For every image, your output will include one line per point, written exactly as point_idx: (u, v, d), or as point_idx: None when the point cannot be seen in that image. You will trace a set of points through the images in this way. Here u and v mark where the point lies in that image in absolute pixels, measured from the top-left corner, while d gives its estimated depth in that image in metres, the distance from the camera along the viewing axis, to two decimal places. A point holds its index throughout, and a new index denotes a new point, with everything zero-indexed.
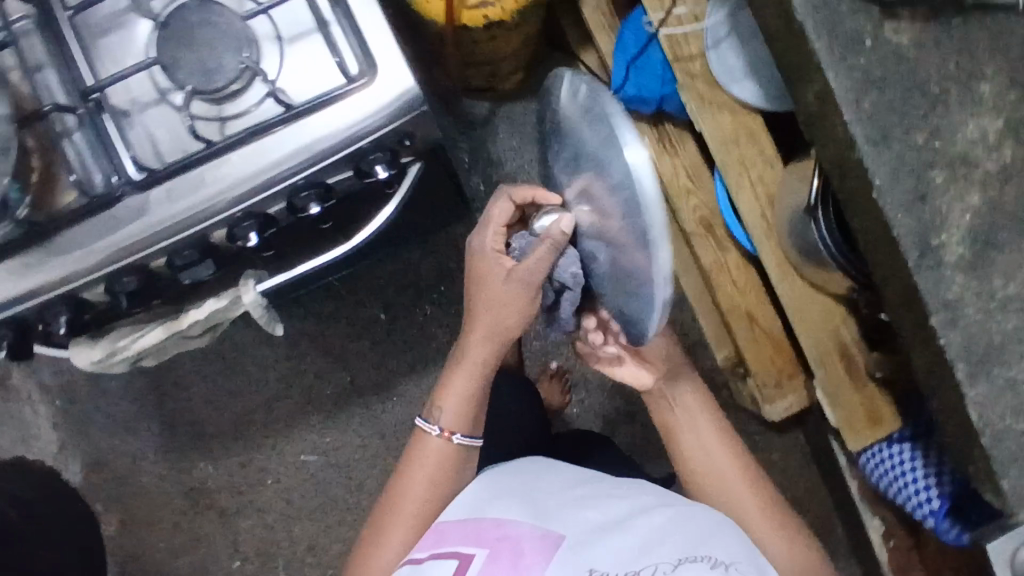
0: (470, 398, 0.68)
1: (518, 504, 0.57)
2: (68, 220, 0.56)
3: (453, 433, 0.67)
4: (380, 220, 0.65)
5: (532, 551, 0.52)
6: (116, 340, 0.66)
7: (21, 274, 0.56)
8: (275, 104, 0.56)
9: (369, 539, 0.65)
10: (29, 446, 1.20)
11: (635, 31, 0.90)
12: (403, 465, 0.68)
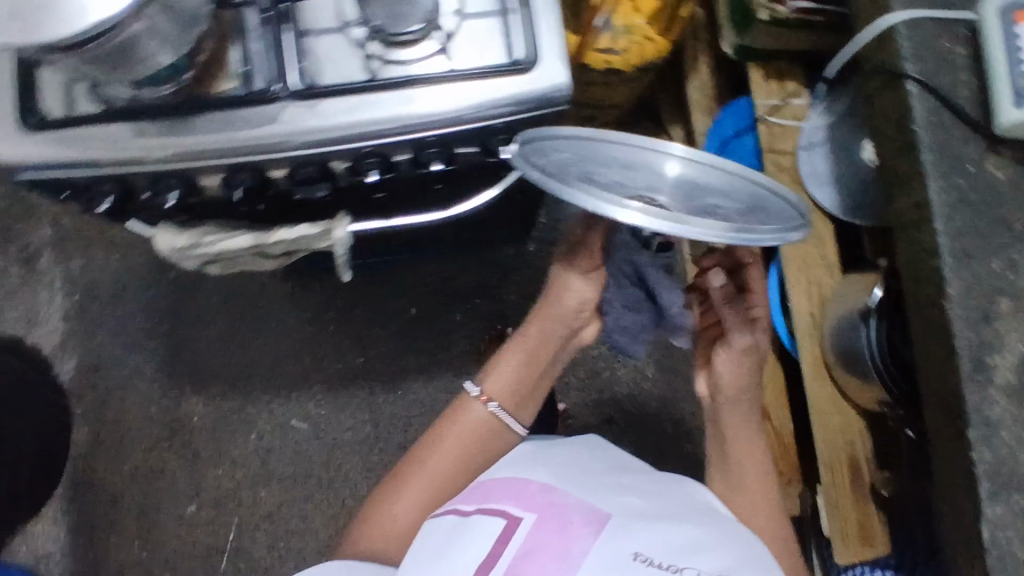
0: (516, 375, 0.79)
1: (568, 478, 0.62)
2: (216, 103, 0.56)
3: (489, 399, 0.78)
4: (480, 201, 0.68)
5: (580, 523, 0.56)
6: (203, 235, 0.66)
7: (145, 137, 0.57)
8: (439, 63, 0.59)
9: (394, 492, 0.75)
10: (32, 330, 1.20)
11: (737, 115, 0.97)
12: (435, 434, 0.78)
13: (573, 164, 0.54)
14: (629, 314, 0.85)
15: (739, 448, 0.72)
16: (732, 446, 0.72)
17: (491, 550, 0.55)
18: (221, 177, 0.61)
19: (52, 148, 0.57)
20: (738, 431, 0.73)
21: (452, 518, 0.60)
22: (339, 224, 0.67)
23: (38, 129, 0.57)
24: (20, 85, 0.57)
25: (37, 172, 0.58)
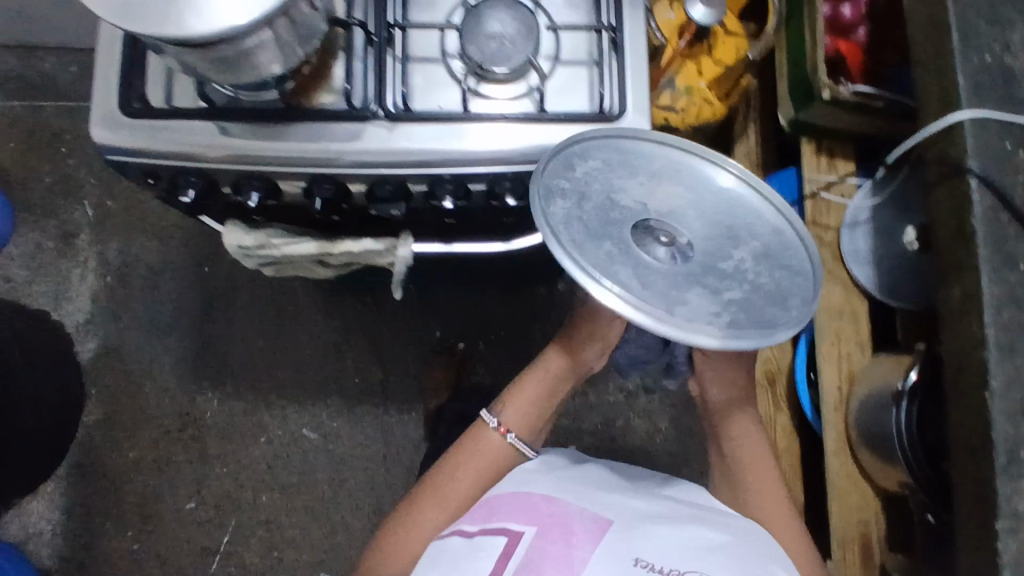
0: (530, 408, 0.81)
1: (566, 491, 0.61)
2: (315, 114, 0.58)
3: (508, 430, 0.78)
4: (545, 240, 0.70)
5: (583, 531, 0.56)
6: (271, 236, 0.68)
7: (238, 138, 0.58)
8: (530, 104, 0.60)
9: (405, 512, 0.73)
10: (58, 306, 1.20)
11: (782, 186, 0.99)
12: (452, 456, 0.77)
13: (590, 188, 0.54)
14: None
15: (755, 462, 0.75)
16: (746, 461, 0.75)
17: (492, 567, 0.54)
18: (303, 185, 0.62)
19: (146, 136, 0.57)
20: (751, 450, 0.76)
21: (458, 540, 0.58)
22: (404, 241, 0.68)
23: (134, 115, 0.57)
24: (125, 71, 0.58)
25: (123, 156, 0.58)
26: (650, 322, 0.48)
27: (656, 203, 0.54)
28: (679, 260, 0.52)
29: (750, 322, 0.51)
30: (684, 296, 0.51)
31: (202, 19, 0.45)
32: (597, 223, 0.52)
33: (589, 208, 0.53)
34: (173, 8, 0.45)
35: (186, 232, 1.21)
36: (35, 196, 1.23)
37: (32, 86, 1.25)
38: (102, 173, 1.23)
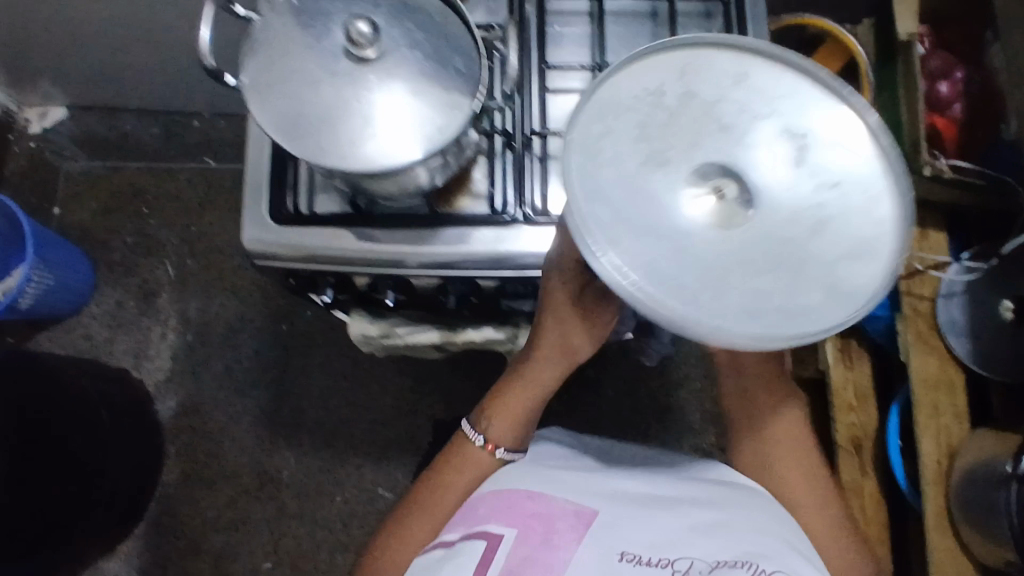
0: (520, 415, 0.66)
1: (550, 482, 0.60)
2: (461, 219, 0.59)
3: (497, 447, 0.66)
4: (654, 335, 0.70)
5: (566, 528, 0.55)
6: (394, 325, 0.69)
7: (381, 241, 0.59)
8: None
9: (389, 532, 0.65)
10: (138, 363, 1.23)
11: None
12: (437, 465, 0.67)
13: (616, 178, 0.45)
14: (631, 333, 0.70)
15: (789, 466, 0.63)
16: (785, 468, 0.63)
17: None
18: (435, 282, 0.62)
19: (294, 239, 0.58)
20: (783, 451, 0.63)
21: (438, 552, 0.57)
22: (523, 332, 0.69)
23: (283, 220, 0.59)
24: (273, 176, 0.60)
25: (269, 259, 0.60)
26: (787, 334, 0.42)
27: (687, 144, 0.46)
28: (748, 216, 0.44)
29: (846, 236, 0.45)
30: (779, 269, 0.44)
31: (384, 152, 0.46)
32: (652, 224, 0.44)
33: (634, 205, 0.44)
34: (353, 141, 0.46)
35: (265, 290, 1.25)
36: (117, 256, 1.26)
37: (118, 149, 1.29)
38: (183, 233, 1.27)
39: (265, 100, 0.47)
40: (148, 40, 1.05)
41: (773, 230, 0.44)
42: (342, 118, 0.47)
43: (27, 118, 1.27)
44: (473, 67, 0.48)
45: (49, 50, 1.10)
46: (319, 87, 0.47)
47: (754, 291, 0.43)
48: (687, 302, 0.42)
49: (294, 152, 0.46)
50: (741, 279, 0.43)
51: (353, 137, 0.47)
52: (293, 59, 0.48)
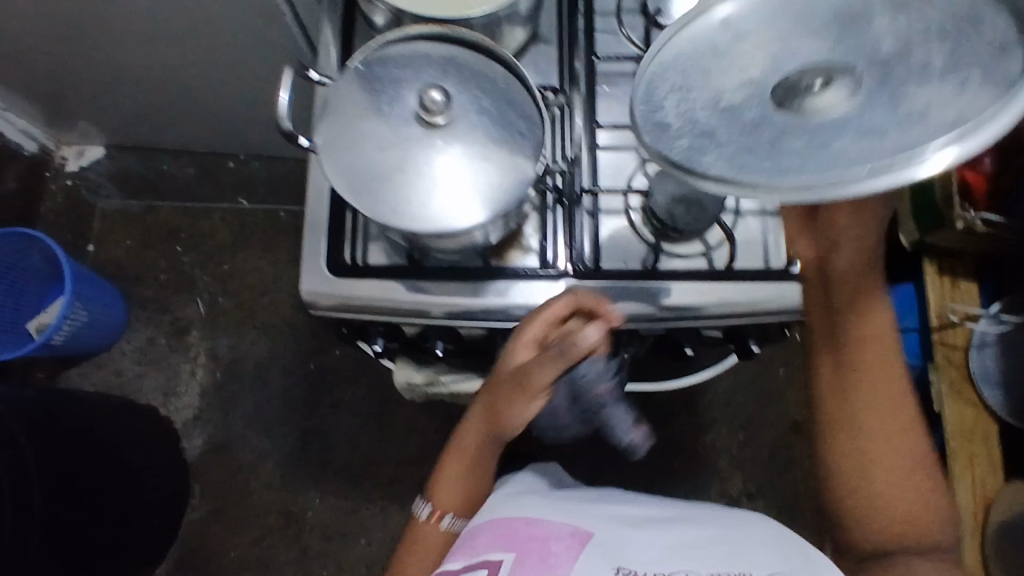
0: (460, 486, 0.65)
1: (544, 507, 0.57)
2: (511, 273, 0.60)
3: (442, 515, 0.65)
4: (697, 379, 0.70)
5: (565, 549, 0.52)
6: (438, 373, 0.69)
7: (435, 294, 0.60)
8: (703, 262, 0.61)
9: None
10: (167, 401, 1.25)
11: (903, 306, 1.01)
12: (403, 548, 0.66)
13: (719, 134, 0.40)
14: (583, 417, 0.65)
15: (886, 399, 0.53)
16: (885, 401, 0.53)
17: None
18: (483, 332, 0.63)
19: (351, 291, 0.60)
20: (884, 378, 0.53)
21: None
22: None
23: (340, 272, 0.60)
24: (330, 228, 0.61)
25: (326, 310, 0.61)
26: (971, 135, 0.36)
27: (762, 60, 0.39)
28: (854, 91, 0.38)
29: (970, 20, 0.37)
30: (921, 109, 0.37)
31: (443, 217, 0.48)
32: (777, 148, 0.39)
33: (755, 142, 0.39)
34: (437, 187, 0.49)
35: (294, 329, 1.27)
36: (149, 293, 1.29)
37: (153, 188, 1.32)
38: (216, 271, 1.30)
39: (335, 160, 0.49)
40: (193, 88, 1.09)
41: (889, 87, 0.38)
42: (407, 181, 0.48)
43: (63, 156, 1.31)
44: (535, 132, 0.50)
45: (96, 95, 1.14)
46: (386, 149, 0.49)
47: (910, 138, 0.37)
48: (918, 157, 0.36)
49: (358, 210, 0.48)
50: (892, 134, 0.37)
51: (413, 201, 0.48)
52: (365, 120, 0.50)
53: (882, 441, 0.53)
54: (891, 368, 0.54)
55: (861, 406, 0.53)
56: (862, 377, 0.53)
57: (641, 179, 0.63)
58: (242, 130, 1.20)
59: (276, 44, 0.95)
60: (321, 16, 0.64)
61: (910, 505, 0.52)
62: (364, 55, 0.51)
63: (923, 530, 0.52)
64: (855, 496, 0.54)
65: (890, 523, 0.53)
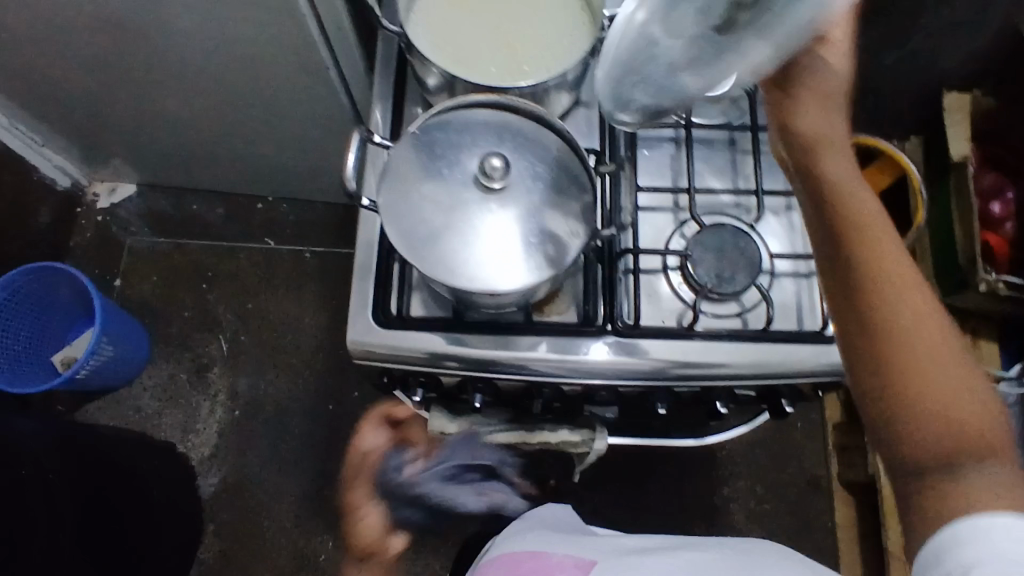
0: None
1: (547, 544, 0.65)
2: (554, 328, 0.61)
3: None
4: (729, 435, 0.70)
5: (568, 570, 0.60)
6: (472, 423, 0.69)
7: (481, 347, 0.61)
8: (739, 322, 0.63)
9: None
10: (185, 437, 1.25)
11: None
12: None
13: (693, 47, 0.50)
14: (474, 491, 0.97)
15: (911, 290, 0.45)
16: (898, 285, 0.45)
17: None
18: (522, 385, 0.64)
19: (398, 341, 0.61)
20: (894, 260, 0.45)
21: None
22: (600, 435, 0.68)
23: (387, 323, 0.61)
24: (379, 279, 0.62)
25: (371, 359, 0.62)
26: None
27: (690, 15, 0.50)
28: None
29: None
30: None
31: (499, 278, 0.50)
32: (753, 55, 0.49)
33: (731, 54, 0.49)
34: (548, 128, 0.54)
35: (315, 369, 1.29)
36: (172, 329, 1.30)
37: (181, 226, 1.35)
38: (240, 309, 1.32)
39: (393, 218, 0.51)
40: (230, 133, 1.13)
41: None
42: (463, 241, 0.51)
43: (95, 192, 1.37)
44: (590, 199, 0.52)
45: (134, 137, 1.18)
46: (446, 210, 0.51)
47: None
48: None
49: (416, 266, 0.49)
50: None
51: (469, 261, 0.50)
52: (426, 180, 0.52)
53: (921, 336, 0.44)
54: (900, 251, 0.46)
55: (888, 300, 0.44)
56: (880, 265, 0.45)
57: (680, 240, 0.65)
58: (276, 172, 1.24)
59: (317, 95, 0.99)
60: (376, 78, 0.68)
61: (968, 406, 0.43)
62: (426, 118, 0.54)
63: (976, 432, 0.42)
64: (913, 410, 0.43)
65: (948, 427, 0.43)
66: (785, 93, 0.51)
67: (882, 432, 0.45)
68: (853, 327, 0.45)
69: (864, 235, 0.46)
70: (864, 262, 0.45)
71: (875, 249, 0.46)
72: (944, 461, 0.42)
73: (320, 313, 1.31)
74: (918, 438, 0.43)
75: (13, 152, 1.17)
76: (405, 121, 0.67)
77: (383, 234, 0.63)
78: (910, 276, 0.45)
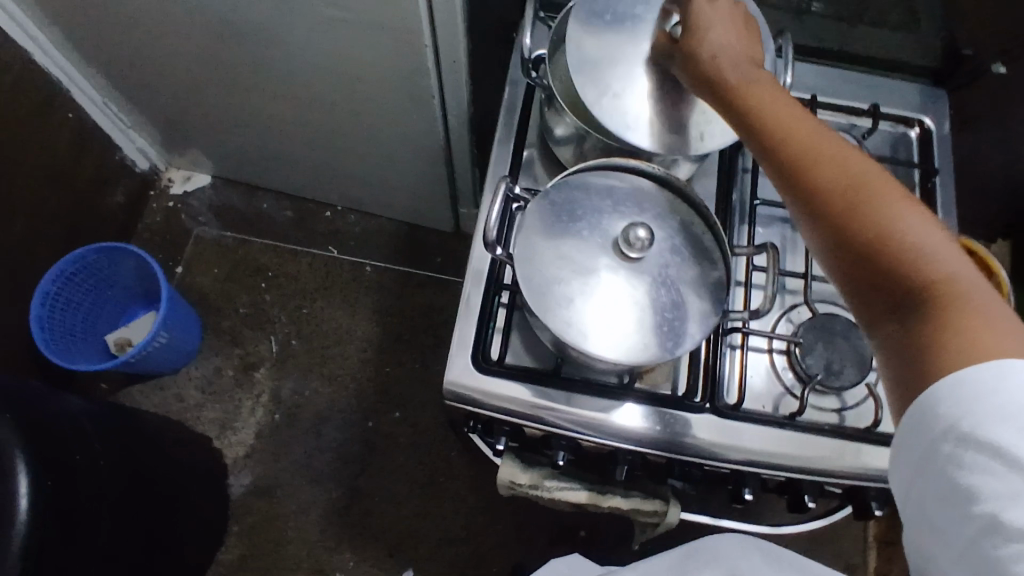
0: None
1: None
2: (653, 398, 0.60)
3: None
4: (801, 528, 0.68)
5: None
6: (544, 477, 0.66)
7: (578, 406, 0.59)
8: (839, 417, 0.61)
9: None
10: (223, 433, 1.25)
11: None
12: None
13: (632, 88, 0.56)
14: None
15: (822, 150, 0.46)
16: (812, 150, 0.47)
17: None
18: (607, 450, 0.63)
19: (494, 388, 0.59)
20: (799, 128, 0.48)
21: None
22: (674, 507, 0.66)
23: (486, 368, 0.60)
24: (481, 321, 0.61)
25: (462, 401, 0.61)
26: None
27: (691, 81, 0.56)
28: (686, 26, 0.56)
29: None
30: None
31: (591, 326, 0.50)
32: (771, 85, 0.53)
33: None
34: (689, 140, 0.56)
35: (359, 384, 1.29)
36: (225, 324, 1.31)
37: (248, 223, 1.37)
38: (293, 312, 1.33)
39: (527, 267, 0.51)
40: (316, 140, 1.14)
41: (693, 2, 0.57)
42: (584, 289, 0.51)
43: (171, 178, 1.39)
44: (719, 281, 0.52)
45: (220, 131, 1.19)
46: (560, 249, 0.52)
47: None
48: None
49: (529, 301, 0.49)
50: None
51: (571, 301, 0.50)
52: (565, 237, 0.52)
53: (843, 186, 0.45)
54: (806, 119, 0.48)
55: (798, 164, 0.47)
56: (782, 137, 0.48)
57: (787, 324, 0.64)
58: (351, 182, 1.25)
59: (413, 119, 0.99)
60: (498, 121, 0.68)
61: (905, 233, 0.42)
62: (577, 173, 0.55)
63: (924, 261, 0.41)
64: (859, 259, 0.43)
65: (886, 264, 0.42)
66: (676, 45, 0.54)
67: (858, 301, 0.45)
68: (791, 201, 0.48)
69: (766, 117, 0.49)
70: (773, 140, 0.48)
71: (776, 124, 0.48)
72: (894, 306, 0.42)
73: (372, 329, 1.32)
74: (872, 290, 0.43)
75: (101, 130, 1.20)
76: (523, 165, 0.67)
77: (491, 279, 0.62)
78: (822, 136, 0.47)
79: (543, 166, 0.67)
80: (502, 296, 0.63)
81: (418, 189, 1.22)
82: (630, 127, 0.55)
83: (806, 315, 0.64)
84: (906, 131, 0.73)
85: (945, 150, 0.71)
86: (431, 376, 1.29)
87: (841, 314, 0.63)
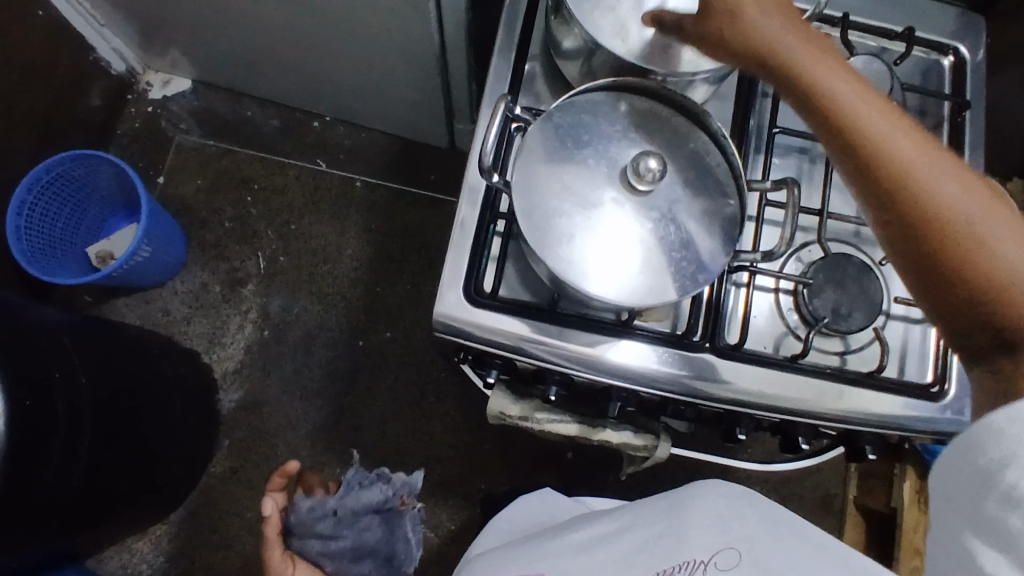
0: None
1: (502, 565, 0.71)
2: (652, 336, 0.58)
3: None
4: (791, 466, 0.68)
5: None
6: (534, 410, 0.65)
7: (573, 342, 0.57)
8: (841, 360, 0.59)
9: None
10: (210, 348, 1.23)
11: None
12: None
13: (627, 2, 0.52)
14: (372, 486, 0.98)
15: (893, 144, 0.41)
16: (888, 142, 0.41)
17: None
18: (600, 388, 0.61)
19: (486, 322, 0.57)
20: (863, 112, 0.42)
21: None
22: (664, 444, 0.65)
23: (479, 301, 0.57)
24: (474, 250, 0.58)
25: (451, 334, 0.58)
26: None
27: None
28: None
29: None
30: None
31: (595, 279, 0.46)
32: None
33: None
34: (691, 57, 0.51)
35: (349, 303, 1.26)
36: (211, 238, 1.27)
37: (232, 133, 1.31)
38: (281, 228, 1.29)
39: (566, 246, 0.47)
40: (300, 44, 1.06)
41: None
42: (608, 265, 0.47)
43: (149, 81, 1.31)
44: (734, 215, 0.49)
45: (197, 31, 1.10)
46: (560, 183, 0.48)
47: None
48: None
49: (527, 237, 0.46)
50: None
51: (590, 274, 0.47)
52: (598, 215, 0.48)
53: (923, 188, 0.39)
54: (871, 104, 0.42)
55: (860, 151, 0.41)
56: (853, 116, 0.42)
57: (796, 263, 0.61)
58: (340, 89, 1.18)
59: (407, 25, 0.92)
60: (498, 31, 0.62)
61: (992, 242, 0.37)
62: (586, 95, 0.50)
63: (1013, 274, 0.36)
64: (942, 277, 0.38)
65: (969, 284, 0.37)
66: None
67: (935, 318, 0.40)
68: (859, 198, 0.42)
69: (832, 90, 0.43)
70: (829, 121, 0.43)
71: (843, 105, 0.42)
72: (981, 329, 0.38)
73: (361, 248, 1.28)
74: (952, 307, 0.39)
75: (72, 27, 1.11)
76: (524, 80, 0.62)
77: (487, 210, 0.59)
78: (895, 125, 0.42)
79: (544, 82, 0.62)
80: (498, 225, 0.59)
81: (413, 102, 1.15)
82: (626, 46, 0.51)
83: (817, 254, 0.61)
84: (939, 59, 0.67)
85: (978, 80, 0.66)
86: (422, 298, 1.27)
87: (854, 255, 0.60)
